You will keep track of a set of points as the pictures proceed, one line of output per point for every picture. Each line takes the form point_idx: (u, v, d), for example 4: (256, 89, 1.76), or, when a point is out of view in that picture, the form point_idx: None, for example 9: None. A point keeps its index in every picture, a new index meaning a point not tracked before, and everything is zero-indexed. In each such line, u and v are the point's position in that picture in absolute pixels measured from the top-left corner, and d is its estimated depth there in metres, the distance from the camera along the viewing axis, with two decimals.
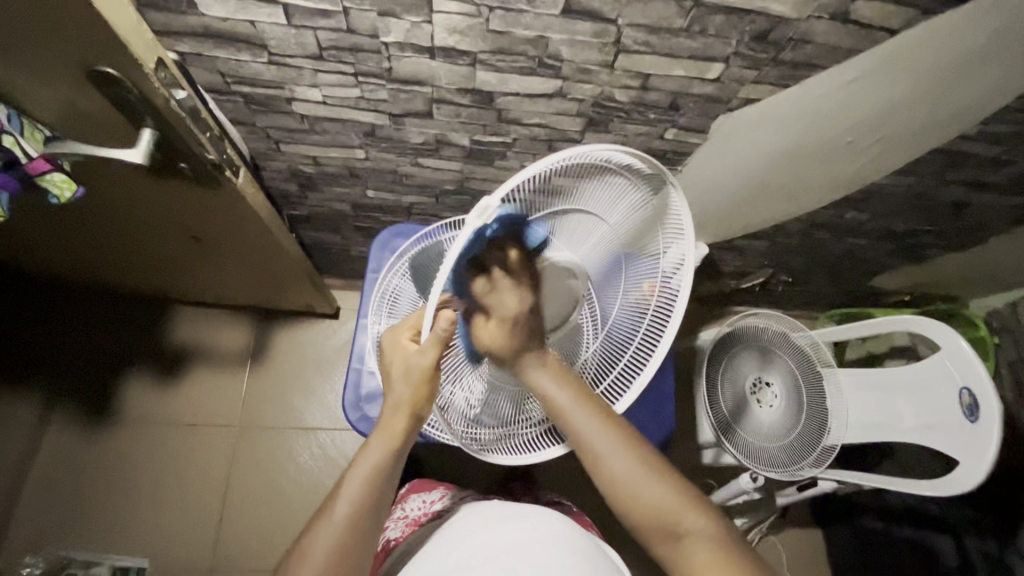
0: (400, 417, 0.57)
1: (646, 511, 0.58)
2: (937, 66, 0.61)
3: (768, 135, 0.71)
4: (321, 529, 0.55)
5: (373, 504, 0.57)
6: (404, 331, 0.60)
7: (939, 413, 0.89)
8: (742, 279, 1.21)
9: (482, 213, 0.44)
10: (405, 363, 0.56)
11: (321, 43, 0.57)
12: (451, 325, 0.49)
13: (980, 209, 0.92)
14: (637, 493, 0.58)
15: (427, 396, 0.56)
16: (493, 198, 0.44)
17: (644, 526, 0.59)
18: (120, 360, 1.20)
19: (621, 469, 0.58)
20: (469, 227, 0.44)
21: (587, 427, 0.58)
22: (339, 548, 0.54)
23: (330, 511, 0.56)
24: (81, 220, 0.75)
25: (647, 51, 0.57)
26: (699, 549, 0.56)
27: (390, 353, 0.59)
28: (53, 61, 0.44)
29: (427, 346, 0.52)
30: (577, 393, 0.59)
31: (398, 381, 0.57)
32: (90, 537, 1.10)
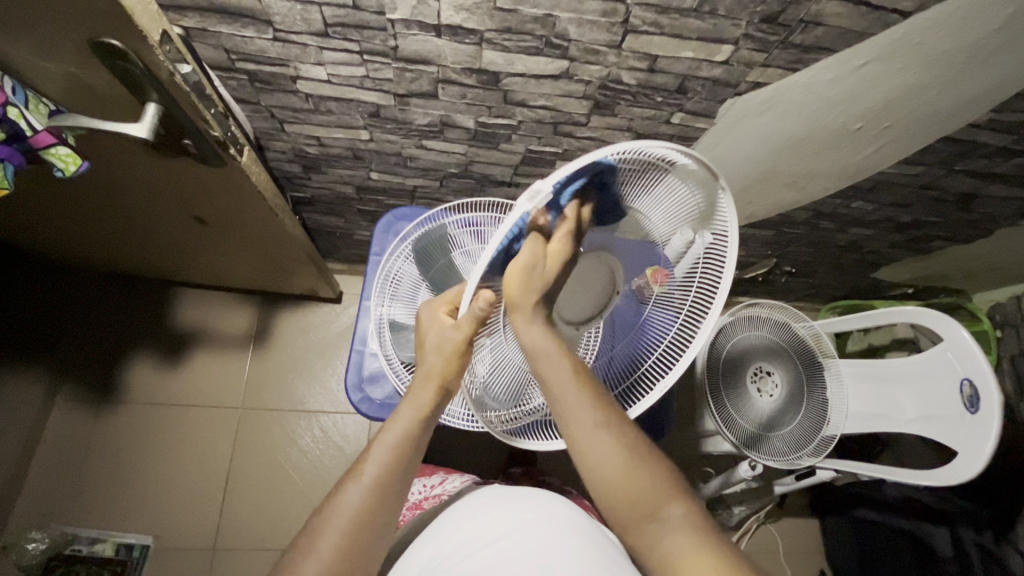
0: (429, 387, 0.59)
1: (620, 490, 0.54)
2: (949, 51, 0.60)
3: (776, 120, 0.70)
4: (349, 488, 0.54)
5: (402, 466, 0.57)
6: (440, 306, 0.62)
7: (937, 405, 0.90)
8: (746, 269, 1.21)
9: (532, 197, 0.43)
10: (438, 336, 0.58)
11: (326, 19, 0.56)
12: (490, 305, 0.50)
13: (988, 200, 0.91)
14: (614, 476, 0.54)
15: (456, 368, 0.59)
16: (546, 183, 0.42)
17: (622, 513, 0.55)
18: (124, 341, 1.20)
19: (608, 454, 0.54)
20: (518, 210, 0.43)
21: (575, 401, 0.54)
22: (369, 507, 0.53)
23: (359, 470, 0.55)
24: (84, 197, 0.74)
25: (656, 32, 0.56)
26: (676, 537, 0.52)
27: (426, 324, 0.62)
28: (59, 33, 0.44)
29: (462, 322, 0.54)
30: (568, 368, 0.55)
31: (430, 351, 0.59)
32: (95, 514, 1.11)
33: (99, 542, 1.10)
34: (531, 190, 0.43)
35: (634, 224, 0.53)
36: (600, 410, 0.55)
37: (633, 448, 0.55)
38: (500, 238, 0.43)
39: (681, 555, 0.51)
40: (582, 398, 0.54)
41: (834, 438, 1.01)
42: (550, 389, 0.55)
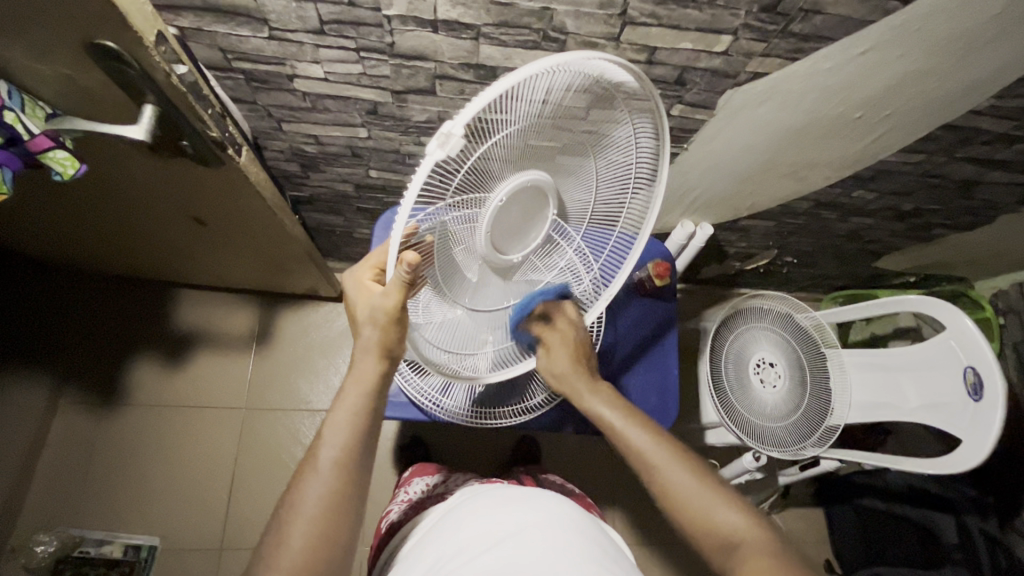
0: (371, 359, 0.57)
1: (696, 520, 0.56)
2: (950, 37, 0.59)
3: (775, 109, 0.70)
4: (308, 480, 0.52)
5: (358, 444, 0.55)
6: (366, 271, 0.59)
7: (942, 393, 0.91)
8: (748, 260, 1.21)
9: (443, 142, 0.41)
10: (370, 308, 0.54)
11: (322, 16, 0.56)
12: (413, 266, 0.47)
13: (990, 186, 0.90)
14: (689, 501, 0.57)
15: (395, 336, 0.56)
16: (455, 125, 0.40)
17: (701, 540, 0.56)
18: (126, 344, 1.21)
19: (678, 476, 0.59)
20: (429, 159, 0.40)
21: (642, 441, 0.62)
22: (332, 493, 0.52)
23: (314, 459, 0.54)
24: (83, 200, 0.74)
25: (654, 23, 0.56)
26: (751, 557, 0.51)
27: (353, 294, 0.59)
28: (54, 35, 0.43)
29: (391, 290, 0.50)
30: (631, 418, 0.65)
31: (364, 324, 0.56)
32: (102, 515, 1.12)
33: (107, 544, 1.11)
34: (440, 134, 0.40)
35: (559, 151, 0.50)
36: (664, 444, 0.62)
37: (700, 472, 0.59)
38: (416, 194, 0.41)
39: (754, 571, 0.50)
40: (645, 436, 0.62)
41: (837, 428, 1.01)
42: (615, 435, 0.64)
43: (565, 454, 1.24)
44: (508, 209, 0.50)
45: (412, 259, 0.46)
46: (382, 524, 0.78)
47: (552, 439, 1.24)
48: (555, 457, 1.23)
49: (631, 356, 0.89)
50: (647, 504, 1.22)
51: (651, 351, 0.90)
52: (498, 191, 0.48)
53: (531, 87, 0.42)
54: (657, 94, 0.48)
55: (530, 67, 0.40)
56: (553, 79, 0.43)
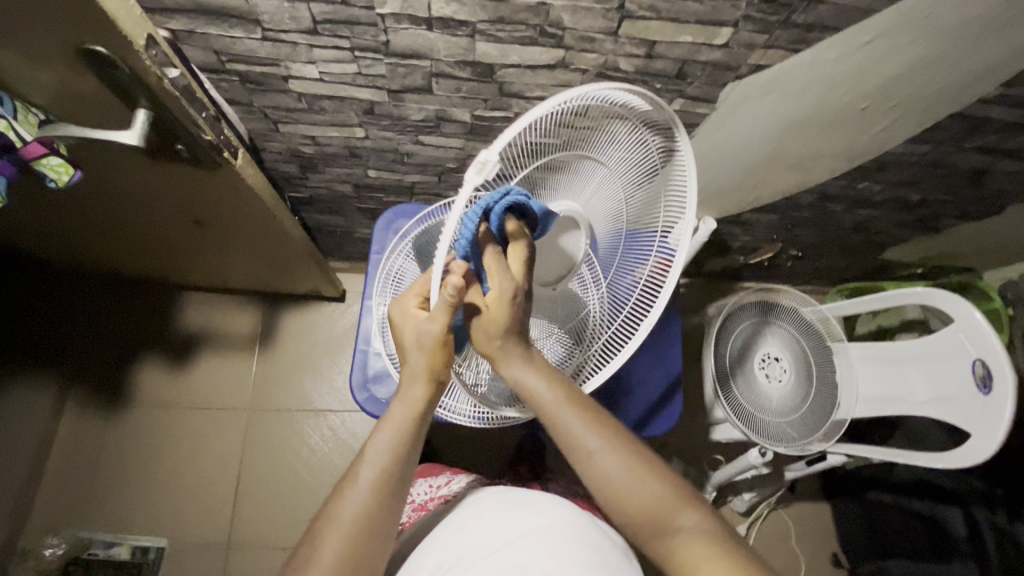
0: (421, 381, 0.55)
1: (634, 507, 0.53)
2: (956, 25, 0.58)
3: (778, 102, 0.69)
4: (347, 496, 0.52)
5: (399, 466, 0.54)
6: (410, 301, 0.56)
7: (951, 386, 0.89)
8: (752, 254, 1.20)
9: (480, 170, 0.43)
10: (416, 331, 0.54)
11: (315, 16, 0.55)
12: (459, 289, 0.49)
13: (999, 176, 0.89)
14: (626, 488, 0.54)
15: (443, 361, 0.55)
16: (491, 153, 0.43)
17: (634, 524, 0.54)
18: (130, 347, 1.21)
19: (614, 466, 0.54)
20: (468, 185, 0.42)
21: (578, 425, 0.55)
22: (367, 514, 0.51)
23: (354, 475, 0.53)
24: (81, 205, 0.74)
25: (652, 16, 0.55)
26: (691, 543, 0.51)
27: (399, 319, 0.57)
28: (45, 42, 0.43)
29: (437, 312, 0.51)
30: (563, 394, 0.56)
31: (411, 347, 0.55)
32: (110, 518, 1.13)
33: (115, 545, 1.11)
34: (478, 162, 0.43)
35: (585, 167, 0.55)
36: (599, 425, 0.56)
37: (637, 457, 0.55)
38: (459, 215, 0.42)
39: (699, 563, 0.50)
40: (580, 418, 0.56)
41: (845, 422, 0.99)
42: (545, 414, 0.56)
43: None
44: (542, 232, 0.52)
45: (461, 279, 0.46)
46: None
47: None
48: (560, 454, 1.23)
49: (635, 354, 0.88)
50: None
51: (654, 348, 0.89)
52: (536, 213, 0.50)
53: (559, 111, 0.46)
54: (674, 116, 0.50)
55: (560, 95, 0.44)
56: (576, 107, 0.46)
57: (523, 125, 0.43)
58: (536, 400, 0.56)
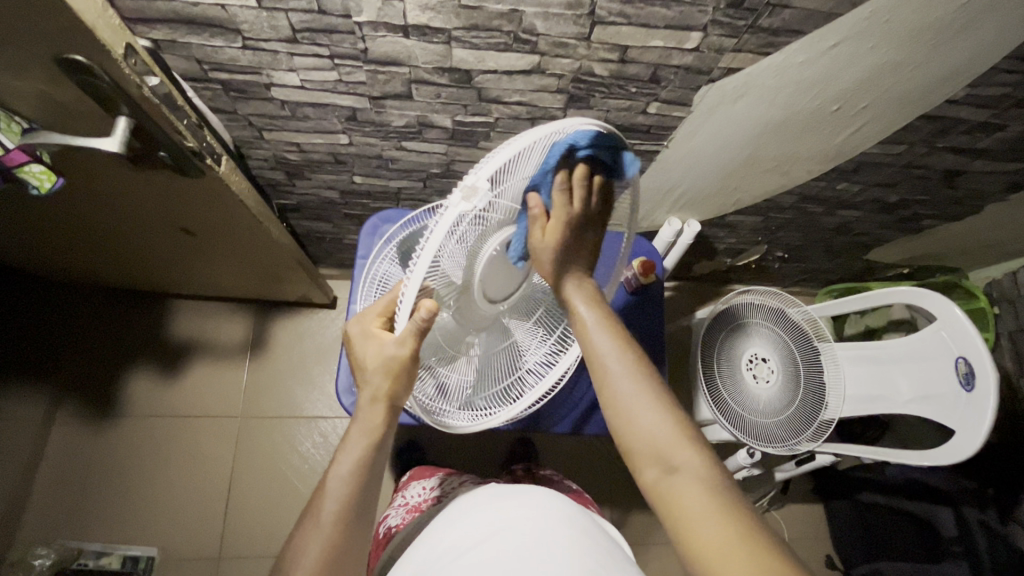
0: (377, 409, 0.54)
1: (643, 439, 0.52)
2: (918, 28, 0.60)
3: (751, 105, 0.70)
4: (311, 533, 0.51)
5: (360, 499, 0.53)
6: (372, 321, 0.57)
7: (935, 385, 0.90)
8: (739, 256, 1.21)
9: (466, 195, 0.43)
10: (381, 355, 0.53)
11: (294, 25, 0.57)
12: (432, 314, 0.47)
13: (976, 176, 0.90)
14: (637, 420, 0.52)
15: (405, 384, 0.54)
16: (479, 178, 0.43)
17: (641, 459, 0.52)
18: (122, 356, 1.21)
19: (625, 388, 0.54)
20: (454, 208, 0.42)
21: (602, 343, 0.56)
22: (333, 547, 0.51)
23: (317, 512, 0.52)
24: (67, 212, 0.75)
25: (623, 22, 0.56)
26: (690, 491, 0.49)
27: (359, 343, 0.56)
28: (25, 53, 0.44)
29: (404, 337, 0.49)
30: (600, 317, 0.58)
31: (372, 373, 0.53)
32: (100, 529, 1.12)
33: (104, 555, 1.11)
34: (465, 187, 0.43)
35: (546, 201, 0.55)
36: (626, 354, 0.56)
37: (656, 393, 0.54)
38: (443, 237, 0.41)
39: (693, 512, 0.48)
40: (609, 337, 0.56)
41: (832, 422, 1.00)
42: (581, 332, 0.58)
43: (561, 455, 1.24)
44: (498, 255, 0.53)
45: (433, 306, 0.47)
46: (381, 529, 0.79)
47: (548, 440, 1.24)
48: (551, 458, 1.23)
49: None
50: (645, 503, 1.22)
51: (640, 352, 0.89)
52: (494, 241, 0.52)
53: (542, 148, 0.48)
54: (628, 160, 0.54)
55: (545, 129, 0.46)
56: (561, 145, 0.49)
57: (506, 157, 0.44)
58: (576, 319, 0.58)
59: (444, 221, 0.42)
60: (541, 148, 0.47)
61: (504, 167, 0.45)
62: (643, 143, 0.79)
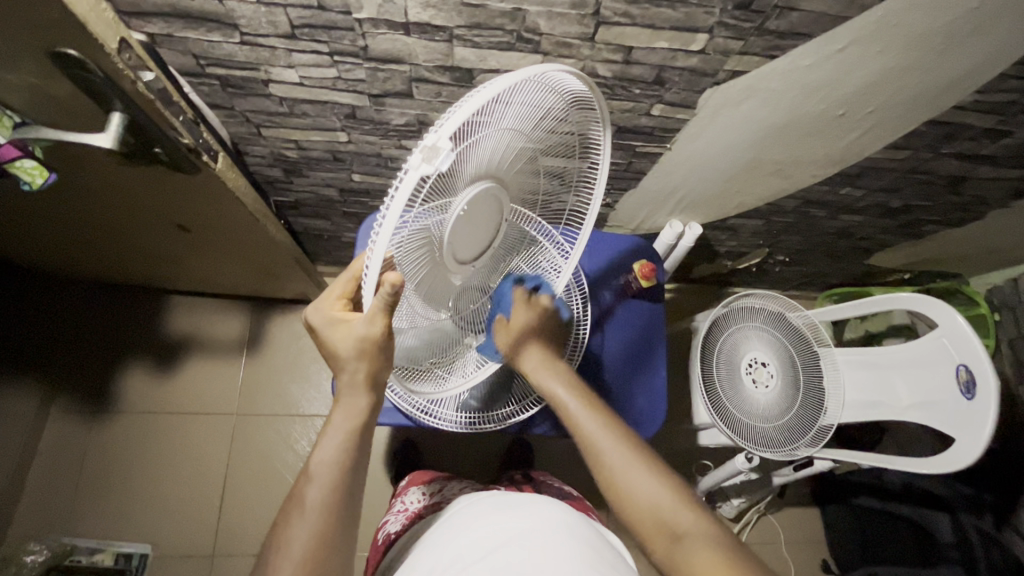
0: (358, 393, 0.52)
1: (642, 508, 0.53)
2: (927, 33, 0.59)
3: (755, 109, 0.69)
4: (295, 522, 0.50)
5: (346, 486, 0.52)
6: (333, 305, 0.53)
7: (935, 392, 0.90)
8: (740, 259, 1.20)
9: (427, 157, 0.38)
10: (351, 337, 0.50)
11: (293, 21, 0.56)
12: (398, 289, 0.43)
13: (980, 182, 0.89)
14: (634, 487, 0.54)
15: (382, 366, 0.51)
16: (441, 138, 0.38)
17: (643, 529, 0.53)
18: (117, 351, 1.20)
19: (616, 459, 0.56)
20: (414, 173, 0.37)
21: (586, 420, 0.59)
22: (320, 535, 0.50)
23: (302, 500, 0.51)
24: (60, 207, 0.74)
25: (628, 22, 0.55)
26: (698, 551, 0.49)
27: (325, 328, 0.52)
28: (15, 46, 0.43)
29: (371, 315, 0.46)
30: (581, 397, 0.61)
31: (345, 358, 0.51)
32: (92, 525, 1.12)
33: (97, 552, 1.10)
34: (425, 148, 0.38)
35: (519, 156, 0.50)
36: (612, 428, 0.59)
37: (648, 460, 0.56)
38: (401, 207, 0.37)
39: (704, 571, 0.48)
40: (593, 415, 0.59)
41: (831, 428, 1.00)
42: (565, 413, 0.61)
43: (559, 457, 1.24)
44: (469, 220, 0.48)
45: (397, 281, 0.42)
46: (379, 535, 0.78)
47: (545, 442, 1.24)
48: (549, 460, 1.23)
49: (622, 360, 0.88)
50: None
51: (640, 355, 0.89)
52: (463, 197, 0.45)
53: (511, 95, 0.42)
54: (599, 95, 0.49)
55: (515, 75, 0.40)
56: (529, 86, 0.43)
57: (470, 111, 0.38)
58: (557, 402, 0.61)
59: (403, 191, 0.38)
60: (508, 95, 0.42)
61: (470, 122, 0.40)
62: (645, 144, 0.78)
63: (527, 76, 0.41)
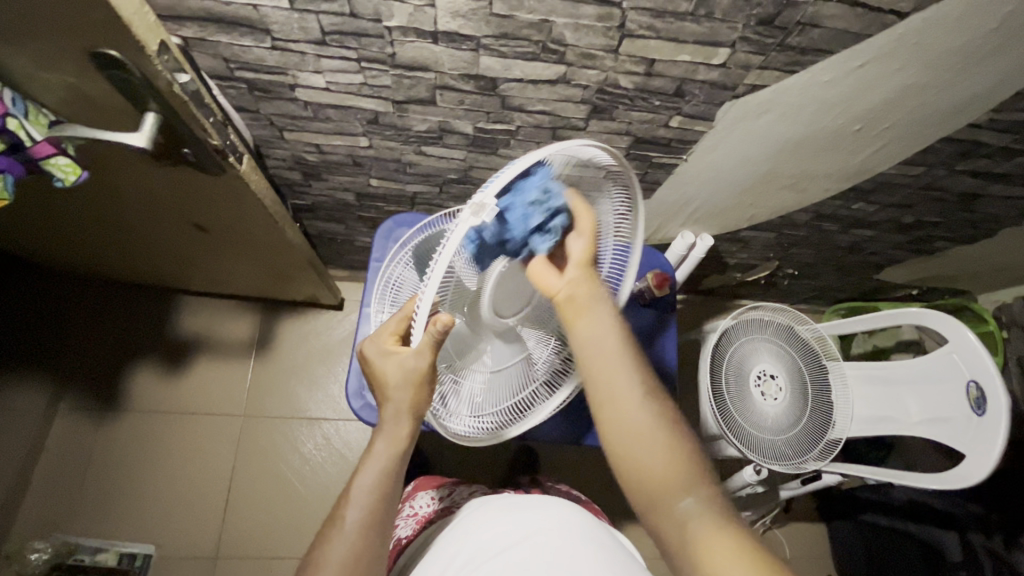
0: (402, 421, 0.54)
1: (656, 463, 0.51)
2: (947, 51, 0.60)
3: (773, 122, 0.70)
4: (334, 542, 0.51)
5: (383, 509, 0.53)
6: (387, 338, 0.56)
7: (945, 408, 0.90)
8: (749, 271, 1.21)
9: (475, 211, 0.44)
10: (401, 367, 0.53)
11: (324, 27, 0.57)
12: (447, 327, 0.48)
13: (993, 200, 0.90)
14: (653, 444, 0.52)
15: (427, 397, 0.55)
16: (487, 196, 0.44)
17: (650, 483, 0.51)
18: (127, 350, 1.21)
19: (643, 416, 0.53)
20: (464, 224, 0.43)
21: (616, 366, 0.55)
22: (356, 557, 0.50)
23: (341, 520, 0.52)
24: (84, 205, 0.74)
25: (652, 36, 0.56)
26: (699, 519, 0.49)
27: (376, 359, 0.56)
28: (61, 45, 0.44)
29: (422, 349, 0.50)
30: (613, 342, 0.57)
31: (394, 387, 0.54)
32: (96, 525, 1.11)
33: (101, 552, 1.10)
34: (473, 204, 0.44)
35: None
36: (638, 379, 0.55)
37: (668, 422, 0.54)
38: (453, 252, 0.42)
39: (703, 541, 0.47)
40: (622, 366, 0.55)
41: (840, 441, 0.99)
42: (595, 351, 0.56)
43: (565, 466, 1.23)
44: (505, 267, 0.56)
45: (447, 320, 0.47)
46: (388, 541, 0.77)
47: (552, 450, 1.24)
48: (554, 469, 1.22)
49: None
50: None
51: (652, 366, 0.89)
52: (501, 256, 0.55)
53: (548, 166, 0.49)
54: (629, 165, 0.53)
55: (548, 148, 0.47)
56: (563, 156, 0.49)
57: (512, 175, 0.45)
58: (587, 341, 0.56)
59: (454, 237, 0.43)
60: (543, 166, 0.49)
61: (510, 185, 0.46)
62: (662, 156, 0.79)
63: (559, 147, 0.47)
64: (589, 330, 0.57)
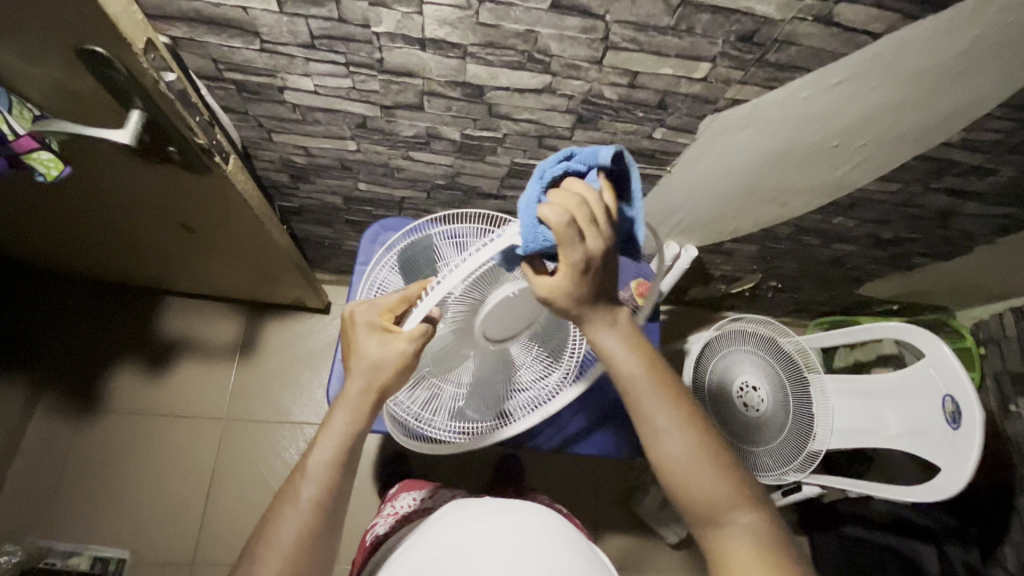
0: (368, 395, 0.54)
1: (697, 496, 0.53)
2: (919, 72, 0.62)
3: (754, 136, 0.72)
4: (286, 514, 0.50)
5: (340, 487, 0.52)
6: (377, 313, 0.55)
7: (923, 421, 0.91)
8: (733, 283, 1.23)
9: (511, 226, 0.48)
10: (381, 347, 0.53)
11: (313, 31, 0.57)
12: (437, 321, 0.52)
13: (968, 217, 0.92)
14: (691, 477, 0.53)
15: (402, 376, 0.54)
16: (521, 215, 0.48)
17: (691, 510, 0.53)
18: (109, 351, 1.19)
19: (679, 449, 0.53)
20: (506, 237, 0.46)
21: (651, 399, 0.54)
22: (309, 534, 0.50)
23: (296, 494, 0.51)
24: (67, 201, 0.74)
25: (636, 49, 0.57)
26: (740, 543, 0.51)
27: (360, 330, 0.55)
28: (47, 41, 0.44)
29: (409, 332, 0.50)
30: (644, 371, 0.55)
31: (371, 362, 0.53)
32: (70, 528, 1.09)
33: (74, 556, 1.07)
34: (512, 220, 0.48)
35: None
36: (676, 406, 0.54)
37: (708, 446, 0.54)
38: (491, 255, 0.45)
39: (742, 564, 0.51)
40: (658, 402, 0.54)
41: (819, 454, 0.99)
42: (629, 384, 0.55)
43: (548, 474, 1.23)
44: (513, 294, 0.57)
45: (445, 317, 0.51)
46: (367, 537, 0.77)
47: (536, 458, 1.23)
48: (538, 477, 1.22)
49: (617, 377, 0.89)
50: (627, 527, 1.21)
51: None
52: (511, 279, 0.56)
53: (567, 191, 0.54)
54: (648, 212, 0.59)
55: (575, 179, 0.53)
56: None
57: None
58: (621, 375, 0.55)
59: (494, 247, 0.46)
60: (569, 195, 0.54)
61: None
62: (646, 167, 0.80)
63: None
64: (616, 356, 0.54)
